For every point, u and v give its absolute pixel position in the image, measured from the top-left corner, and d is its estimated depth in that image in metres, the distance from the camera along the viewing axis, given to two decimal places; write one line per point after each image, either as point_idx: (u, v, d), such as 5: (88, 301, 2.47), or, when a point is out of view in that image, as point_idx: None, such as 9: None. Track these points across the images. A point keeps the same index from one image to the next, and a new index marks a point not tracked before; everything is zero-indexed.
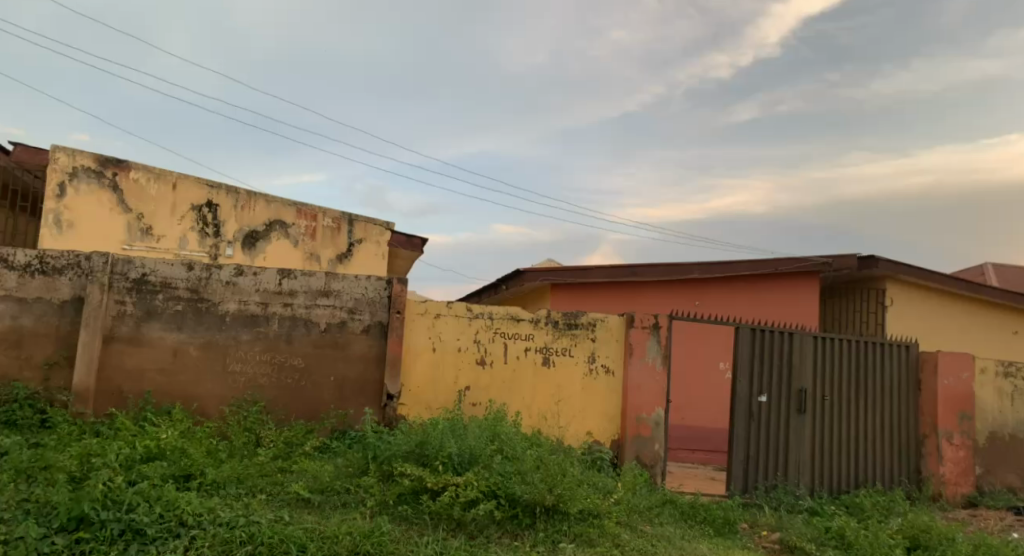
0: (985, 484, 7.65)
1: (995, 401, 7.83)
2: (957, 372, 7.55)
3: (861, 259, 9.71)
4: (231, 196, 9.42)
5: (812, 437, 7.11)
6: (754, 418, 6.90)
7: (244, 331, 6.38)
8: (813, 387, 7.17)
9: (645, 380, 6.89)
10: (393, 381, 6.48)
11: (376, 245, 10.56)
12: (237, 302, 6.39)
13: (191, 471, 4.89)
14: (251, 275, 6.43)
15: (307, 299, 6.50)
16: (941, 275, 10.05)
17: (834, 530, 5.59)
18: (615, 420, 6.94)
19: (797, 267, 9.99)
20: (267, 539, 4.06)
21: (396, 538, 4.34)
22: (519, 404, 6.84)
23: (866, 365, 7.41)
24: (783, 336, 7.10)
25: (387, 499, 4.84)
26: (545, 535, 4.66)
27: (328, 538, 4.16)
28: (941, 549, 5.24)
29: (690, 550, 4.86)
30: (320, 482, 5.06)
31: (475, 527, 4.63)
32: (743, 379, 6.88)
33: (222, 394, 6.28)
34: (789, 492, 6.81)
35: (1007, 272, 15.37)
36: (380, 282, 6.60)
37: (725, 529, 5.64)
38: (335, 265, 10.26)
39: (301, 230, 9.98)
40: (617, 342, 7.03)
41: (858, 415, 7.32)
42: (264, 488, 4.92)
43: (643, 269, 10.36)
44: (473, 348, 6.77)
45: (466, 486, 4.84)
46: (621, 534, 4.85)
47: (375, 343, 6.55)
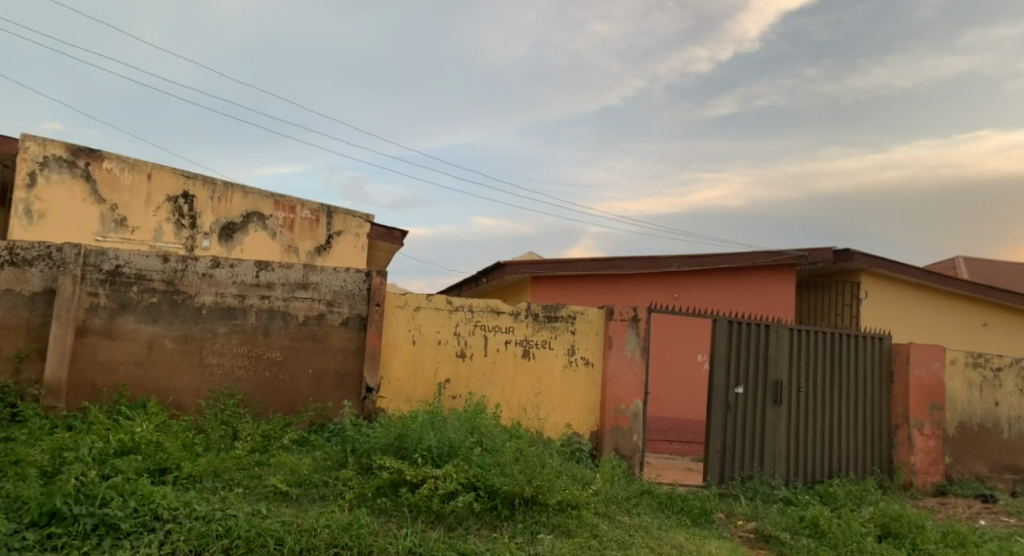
0: (954, 473, 7.81)
1: (965, 392, 7.98)
2: (928, 363, 7.70)
3: (837, 252, 9.84)
4: (207, 187, 9.30)
5: (788, 428, 7.21)
6: (731, 409, 6.99)
7: (221, 324, 6.32)
8: (788, 378, 7.26)
9: (624, 372, 6.93)
10: (372, 374, 6.46)
11: (356, 237, 10.48)
12: (214, 294, 6.33)
13: (166, 465, 4.84)
14: (227, 267, 6.37)
15: (285, 291, 6.45)
16: (914, 268, 10.21)
17: (808, 519, 5.67)
18: (595, 412, 6.98)
19: (774, 260, 10.10)
20: (244, 533, 4.04)
21: (375, 531, 4.34)
22: (499, 396, 6.86)
23: (840, 357, 7.52)
24: (759, 329, 7.18)
25: (366, 492, 4.83)
26: (523, 526, 4.69)
27: (306, 531, 4.15)
28: (911, 537, 5.35)
29: (667, 540, 4.91)
30: (298, 475, 5.03)
31: (454, 519, 4.64)
32: (720, 371, 6.96)
33: (198, 387, 6.23)
34: (765, 482, 6.91)
35: (977, 266, 15.67)
36: (359, 274, 6.57)
37: (702, 519, 5.72)
38: (314, 257, 10.18)
39: (279, 222, 9.89)
40: (597, 334, 7.07)
41: (832, 406, 7.43)
42: (241, 482, 4.89)
43: (622, 262, 10.43)
44: (453, 341, 6.77)
45: (445, 478, 4.85)
46: (599, 525, 4.89)
47: (353, 336, 6.52)
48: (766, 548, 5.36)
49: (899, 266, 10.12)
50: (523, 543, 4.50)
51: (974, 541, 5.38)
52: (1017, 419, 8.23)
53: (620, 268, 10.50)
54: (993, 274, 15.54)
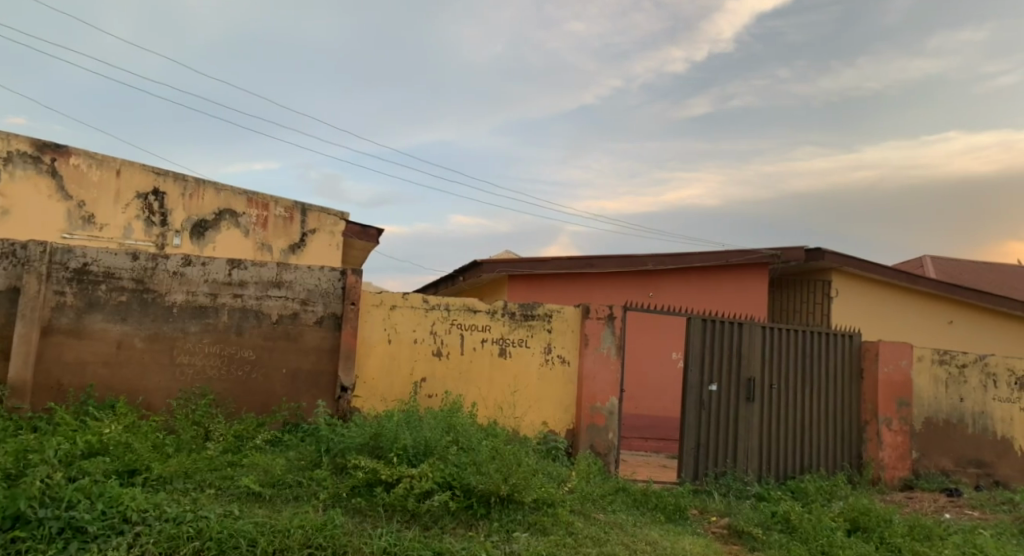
0: (921, 468, 7.96)
1: (931, 388, 8.13)
2: (896, 360, 7.85)
3: (808, 251, 9.98)
4: (179, 184, 9.17)
5: (760, 425, 7.30)
6: (705, 406, 7.05)
7: (192, 323, 6.23)
8: (761, 376, 7.35)
9: (600, 370, 6.96)
10: (347, 374, 6.43)
11: (331, 235, 10.39)
12: (185, 293, 6.24)
13: (136, 466, 4.77)
14: (199, 265, 6.29)
15: (258, 290, 6.38)
16: (883, 267, 10.40)
17: (780, 515, 5.75)
18: (571, 410, 7.01)
19: (747, 259, 10.22)
20: (216, 534, 4.00)
21: (350, 531, 4.32)
22: (475, 395, 6.85)
23: (811, 355, 7.63)
24: (732, 327, 7.26)
25: (341, 492, 4.80)
26: (499, 525, 4.69)
27: (280, 532, 4.11)
28: (879, 531, 5.44)
29: (642, 536, 4.95)
30: (271, 475, 4.98)
31: (430, 518, 4.63)
32: (694, 368, 7.02)
33: (169, 386, 6.13)
34: (738, 478, 6.99)
35: (944, 265, 16.01)
36: (334, 273, 6.53)
37: (676, 516, 5.77)
38: (288, 256, 10.08)
39: (252, 219, 9.77)
40: (573, 333, 7.09)
41: (804, 403, 7.54)
42: (213, 483, 4.83)
43: (598, 261, 10.48)
44: (429, 340, 6.75)
45: (421, 477, 4.85)
46: (574, 522, 4.91)
47: (328, 334, 6.47)
48: (739, 544, 5.42)
49: (869, 265, 10.31)
50: (499, 541, 4.49)
51: (940, 534, 5.50)
52: (981, 414, 8.40)
53: (595, 267, 10.54)
54: (959, 273, 15.87)
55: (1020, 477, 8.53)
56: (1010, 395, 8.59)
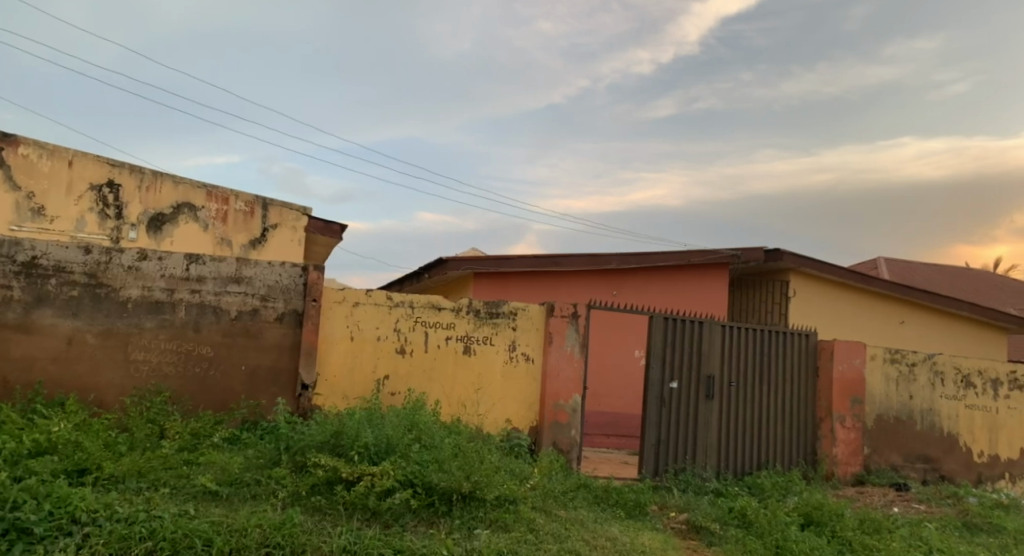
0: (872, 463, 8.18)
1: (883, 386, 8.35)
2: (850, 359, 8.06)
3: (767, 252, 10.17)
4: (135, 176, 8.96)
5: (719, 421, 7.43)
6: (666, 404, 7.14)
7: (148, 319, 6.10)
8: (720, 373, 7.48)
9: (563, 368, 7.01)
10: (308, 371, 6.36)
11: (293, 231, 10.18)
12: (141, 288, 6.10)
13: (86, 465, 4.66)
14: (155, 259, 6.15)
15: (216, 285, 6.27)
16: (839, 268, 10.65)
17: (737, 510, 5.86)
18: (534, 407, 7.04)
19: (709, 259, 10.36)
20: (169, 534, 3.92)
21: (308, 529, 4.27)
22: (439, 393, 6.83)
23: (769, 353, 7.79)
24: (693, 325, 7.36)
25: (299, 490, 4.74)
26: (460, 522, 4.69)
27: (236, 532, 4.04)
28: (831, 525, 5.58)
29: (602, 532, 5.00)
30: (228, 474, 4.90)
31: (391, 516, 4.61)
32: (655, 365, 7.11)
33: (122, 384, 5.99)
34: (696, 474, 7.10)
35: (897, 266, 16.49)
36: (295, 269, 6.46)
37: (636, 512, 5.84)
38: (248, 251, 9.87)
39: (212, 213, 9.56)
40: (537, 330, 7.12)
41: (761, 401, 7.69)
42: (168, 482, 4.73)
43: (564, 259, 10.53)
44: (393, 337, 6.71)
45: (382, 475, 4.83)
46: (535, 519, 4.95)
47: (289, 331, 6.39)
48: (697, 539, 5.51)
49: (825, 266, 10.55)
50: (460, 538, 4.49)
51: (888, 527, 5.67)
52: (929, 411, 8.65)
53: (561, 265, 10.58)
54: (911, 273, 16.36)
55: (965, 472, 8.82)
56: (956, 393, 8.88)
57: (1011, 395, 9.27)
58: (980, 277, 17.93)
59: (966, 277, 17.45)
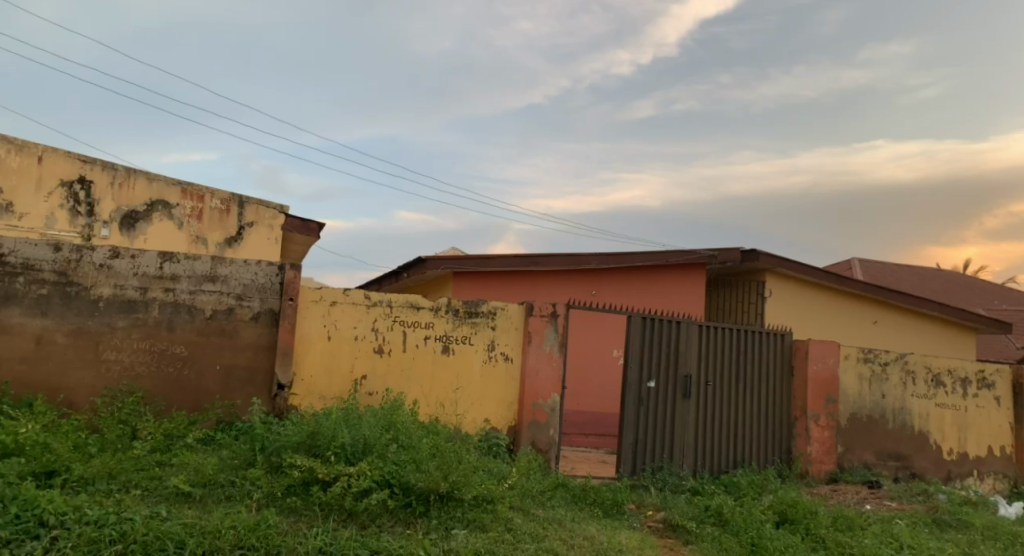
0: (845, 461, 8.29)
1: (856, 385, 8.46)
2: (824, 358, 8.16)
3: (744, 253, 10.26)
4: (107, 173, 8.82)
5: (696, 420, 7.48)
6: (643, 403, 7.18)
7: (120, 318, 6.00)
8: (697, 373, 7.53)
9: (542, 367, 7.01)
10: (284, 371, 6.29)
11: (269, 229, 10.03)
12: (113, 286, 6.00)
13: (54, 467, 4.58)
14: (128, 257, 6.06)
15: (190, 284, 6.19)
16: (814, 268, 10.78)
17: (713, 508, 5.91)
18: (513, 407, 7.04)
19: (686, 259, 10.42)
20: (141, 537, 3.86)
21: (284, 531, 4.23)
22: (417, 393, 6.79)
23: (745, 353, 7.86)
24: (671, 325, 7.41)
25: (275, 491, 4.70)
26: (438, 522, 4.68)
27: (209, 533, 3.99)
28: (805, 522, 5.65)
29: (580, 531, 5.01)
30: (202, 475, 4.83)
31: (367, 516, 4.59)
32: (633, 365, 7.14)
33: (93, 384, 5.89)
34: (673, 473, 7.14)
35: (870, 267, 16.72)
36: (272, 267, 6.39)
37: (613, 511, 5.86)
38: (224, 249, 9.74)
39: (186, 211, 9.42)
40: (516, 330, 7.12)
41: (737, 400, 7.76)
42: (140, 483, 4.66)
43: (543, 259, 10.54)
44: (371, 337, 6.67)
45: (359, 476, 4.79)
46: (513, 519, 4.95)
47: (264, 331, 6.33)
48: (673, 537, 5.54)
49: (801, 267, 10.67)
50: (437, 538, 4.47)
51: (860, 524, 5.75)
52: (901, 410, 8.79)
53: (540, 264, 10.58)
54: (884, 274, 16.60)
55: (935, 469, 8.98)
56: (927, 392, 9.02)
57: (980, 393, 9.44)
58: (949, 278, 18.27)
59: (936, 277, 17.77)
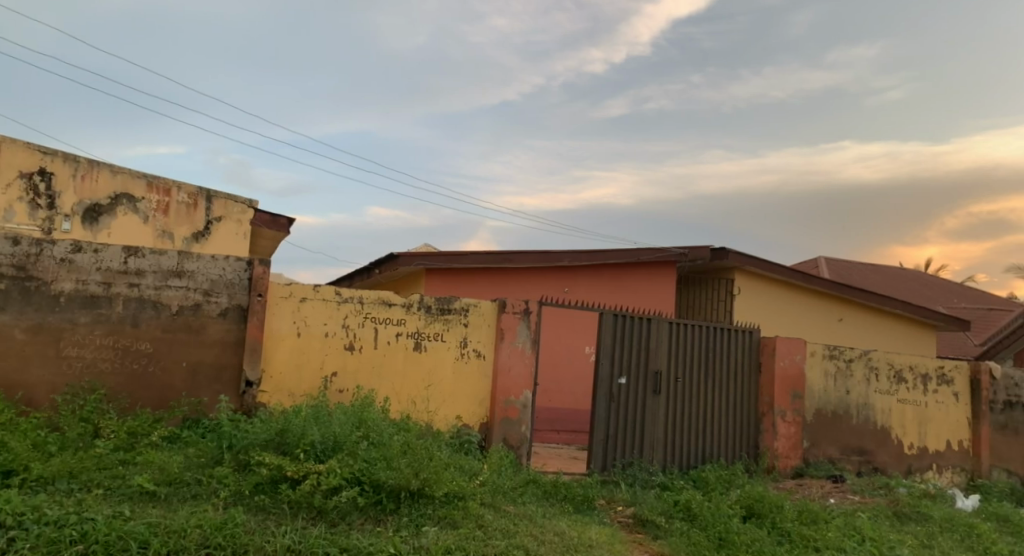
0: (811, 456, 8.43)
1: (822, 381, 8.61)
2: (791, 355, 8.29)
3: (713, 251, 10.39)
4: (69, 165, 8.62)
5: (665, 416, 7.55)
6: (614, 399, 7.22)
7: (82, 313, 5.87)
8: (667, 369, 7.60)
9: (514, 364, 7.03)
10: (252, 368, 6.21)
11: (237, 224, 9.86)
12: (74, 281, 5.87)
13: (12, 467, 4.48)
14: (91, 252, 5.92)
15: (156, 279, 6.07)
16: (781, 267, 10.96)
17: (681, 503, 5.97)
18: (485, 404, 7.04)
19: (657, 257, 10.49)
20: (102, 537, 3.77)
21: (251, 529, 4.17)
22: (388, 389, 6.75)
23: (715, 350, 7.96)
24: (642, 321, 7.47)
25: (243, 489, 4.63)
26: (408, 519, 4.67)
27: (174, 533, 3.92)
28: (771, 516, 5.73)
29: (550, 527, 5.02)
30: (167, 474, 4.74)
31: (337, 514, 4.55)
32: (604, 361, 7.18)
33: (54, 381, 5.75)
34: (643, 468, 7.21)
35: (837, 266, 17.02)
36: (240, 263, 6.30)
37: (584, 506, 5.90)
38: (191, 244, 9.57)
39: (152, 205, 9.24)
40: (488, 326, 7.12)
41: (706, 396, 7.85)
42: (102, 482, 4.57)
43: (516, 256, 10.54)
44: (341, 333, 6.61)
45: (329, 474, 4.75)
46: (484, 515, 4.95)
47: (232, 327, 6.23)
48: (643, 532, 5.59)
49: (768, 265, 10.83)
50: (407, 535, 4.45)
51: (824, 518, 5.86)
52: (865, 405, 8.96)
53: (512, 261, 10.59)
54: (850, 273, 16.90)
55: (896, 464, 9.18)
56: (889, 388, 9.22)
57: (939, 389, 9.66)
58: (913, 277, 18.68)
59: (900, 276, 18.17)
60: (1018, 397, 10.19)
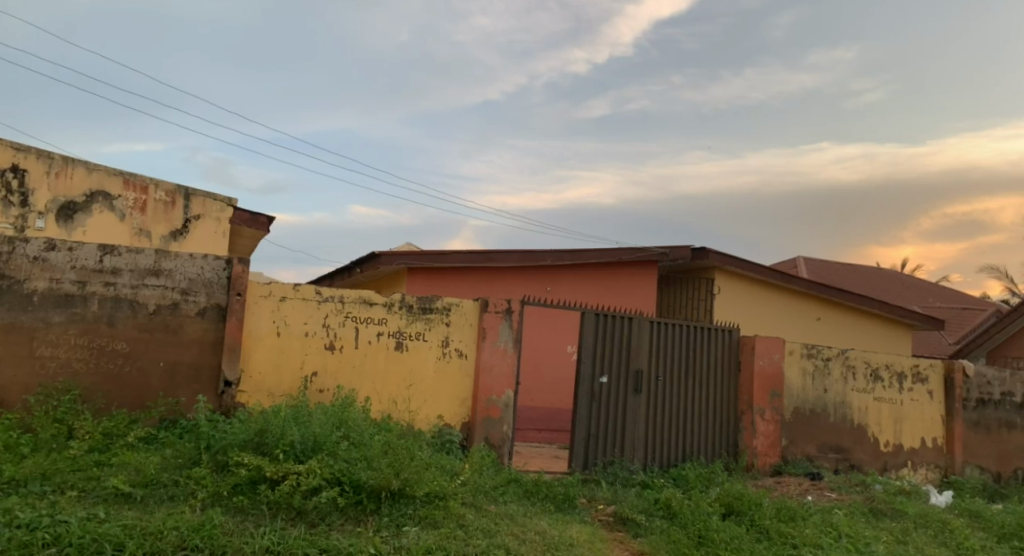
0: (789, 454, 8.52)
1: (800, 380, 8.70)
2: (770, 354, 8.36)
3: (694, 251, 10.45)
4: (43, 161, 8.47)
5: (646, 415, 7.59)
6: (596, 398, 7.25)
7: (56, 313, 5.78)
8: (648, 368, 7.64)
9: (496, 363, 7.03)
10: (231, 367, 6.15)
11: (217, 222, 9.77)
12: (48, 280, 5.77)
13: None
14: (65, 250, 5.83)
15: (133, 278, 5.99)
16: (761, 267, 11.07)
17: (661, 501, 5.99)
18: (466, 403, 7.03)
19: (638, 256, 10.52)
20: (76, 539, 3.72)
21: (229, 531, 4.14)
22: (369, 389, 6.72)
23: (695, 349, 8.01)
24: (623, 321, 7.49)
25: (220, 491, 4.58)
26: (389, 519, 4.65)
27: (150, 535, 3.87)
28: (750, 514, 5.78)
29: (531, 526, 5.03)
30: (143, 475, 4.69)
31: (317, 515, 4.52)
32: (586, 360, 7.20)
33: (27, 381, 5.66)
34: (624, 467, 7.24)
35: (815, 266, 17.21)
36: (219, 262, 6.24)
37: (565, 505, 5.91)
38: (169, 243, 9.46)
39: (129, 202, 9.13)
40: (470, 326, 7.11)
41: (687, 394, 7.90)
42: (76, 484, 4.51)
43: (498, 255, 10.54)
44: (322, 333, 6.56)
45: (309, 474, 4.72)
46: (465, 515, 4.94)
47: (211, 327, 6.17)
48: (623, 530, 5.61)
49: (748, 265, 10.93)
50: (388, 536, 4.43)
51: (802, 515, 5.92)
52: (842, 404, 9.07)
53: (494, 261, 10.59)
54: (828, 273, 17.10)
55: (872, 461, 9.30)
56: (866, 386, 9.33)
57: (914, 387, 9.80)
58: (890, 277, 18.93)
59: (877, 276, 18.42)
60: (991, 394, 10.36)
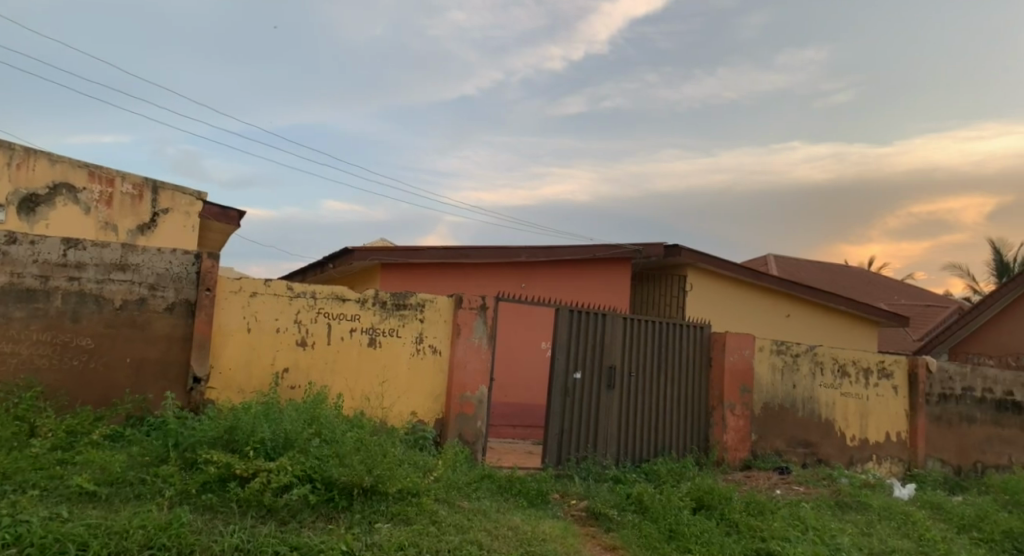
0: (758, 449, 8.65)
1: (769, 376, 8.82)
2: (740, 350, 8.46)
3: (667, 248, 10.52)
4: (4, 152, 8.25)
5: (619, 411, 7.64)
6: (569, 394, 7.27)
7: (17, 308, 5.63)
8: (620, 364, 7.69)
9: (470, 359, 7.02)
10: (200, 363, 6.06)
11: (186, 216, 9.61)
12: (9, 275, 5.62)
13: None
14: (27, 243, 5.68)
15: (98, 273, 5.87)
16: (733, 264, 11.21)
17: (633, 496, 6.03)
18: (440, 399, 7.01)
19: (612, 253, 10.55)
20: (38, 539, 3.64)
21: (198, 529, 4.08)
22: (341, 386, 6.66)
23: (667, 345, 8.08)
24: (596, 316, 7.53)
25: (189, 488, 4.50)
26: (361, 516, 4.62)
27: (115, 534, 3.80)
28: (720, 508, 5.86)
29: (503, 522, 5.03)
30: (108, 473, 4.59)
31: (288, 512, 4.47)
32: (560, 356, 7.22)
33: None
34: (596, 462, 7.29)
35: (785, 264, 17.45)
36: (188, 256, 6.14)
37: (538, 500, 5.92)
38: (136, 237, 9.27)
39: (94, 195, 8.93)
40: (444, 322, 7.08)
41: (659, 390, 7.97)
42: (38, 483, 4.41)
43: (473, 251, 10.51)
44: (293, 329, 6.50)
45: (279, 471, 4.66)
46: (438, 511, 4.92)
47: (179, 322, 6.07)
48: (595, 525, 5.64)
49: (720, 262, 11.06)
50: (360, 532, 4.41)
51: (770, 508, 6.01)
52: (810, 399, 9.21)
53: (468, 257, 10.57)
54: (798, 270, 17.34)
55: (839, 455, 9.47)
56: (833, 382, 9.50)
57: (880, 383, 10.00)
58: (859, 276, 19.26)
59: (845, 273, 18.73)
60: (952, 390, 10.61)
